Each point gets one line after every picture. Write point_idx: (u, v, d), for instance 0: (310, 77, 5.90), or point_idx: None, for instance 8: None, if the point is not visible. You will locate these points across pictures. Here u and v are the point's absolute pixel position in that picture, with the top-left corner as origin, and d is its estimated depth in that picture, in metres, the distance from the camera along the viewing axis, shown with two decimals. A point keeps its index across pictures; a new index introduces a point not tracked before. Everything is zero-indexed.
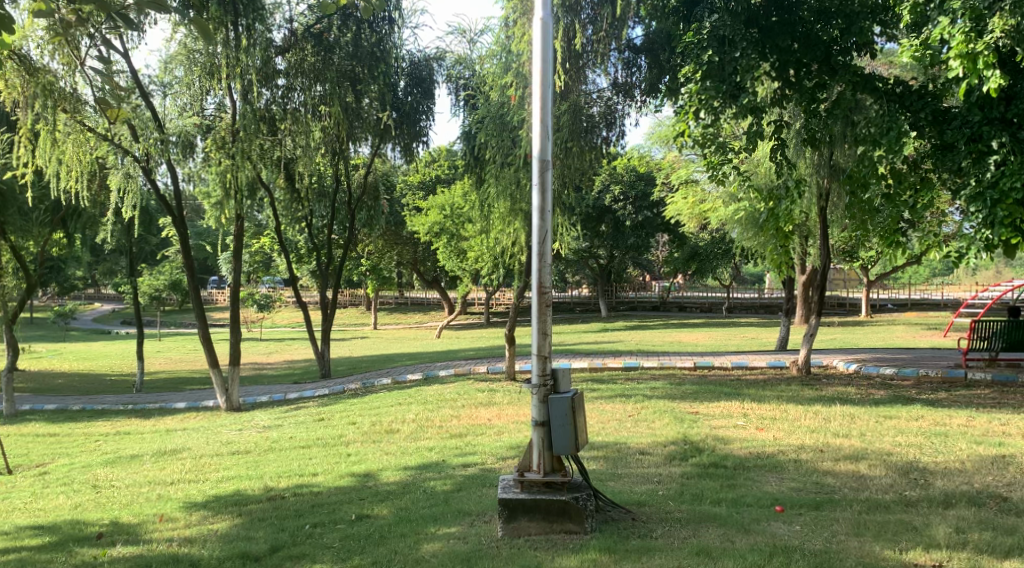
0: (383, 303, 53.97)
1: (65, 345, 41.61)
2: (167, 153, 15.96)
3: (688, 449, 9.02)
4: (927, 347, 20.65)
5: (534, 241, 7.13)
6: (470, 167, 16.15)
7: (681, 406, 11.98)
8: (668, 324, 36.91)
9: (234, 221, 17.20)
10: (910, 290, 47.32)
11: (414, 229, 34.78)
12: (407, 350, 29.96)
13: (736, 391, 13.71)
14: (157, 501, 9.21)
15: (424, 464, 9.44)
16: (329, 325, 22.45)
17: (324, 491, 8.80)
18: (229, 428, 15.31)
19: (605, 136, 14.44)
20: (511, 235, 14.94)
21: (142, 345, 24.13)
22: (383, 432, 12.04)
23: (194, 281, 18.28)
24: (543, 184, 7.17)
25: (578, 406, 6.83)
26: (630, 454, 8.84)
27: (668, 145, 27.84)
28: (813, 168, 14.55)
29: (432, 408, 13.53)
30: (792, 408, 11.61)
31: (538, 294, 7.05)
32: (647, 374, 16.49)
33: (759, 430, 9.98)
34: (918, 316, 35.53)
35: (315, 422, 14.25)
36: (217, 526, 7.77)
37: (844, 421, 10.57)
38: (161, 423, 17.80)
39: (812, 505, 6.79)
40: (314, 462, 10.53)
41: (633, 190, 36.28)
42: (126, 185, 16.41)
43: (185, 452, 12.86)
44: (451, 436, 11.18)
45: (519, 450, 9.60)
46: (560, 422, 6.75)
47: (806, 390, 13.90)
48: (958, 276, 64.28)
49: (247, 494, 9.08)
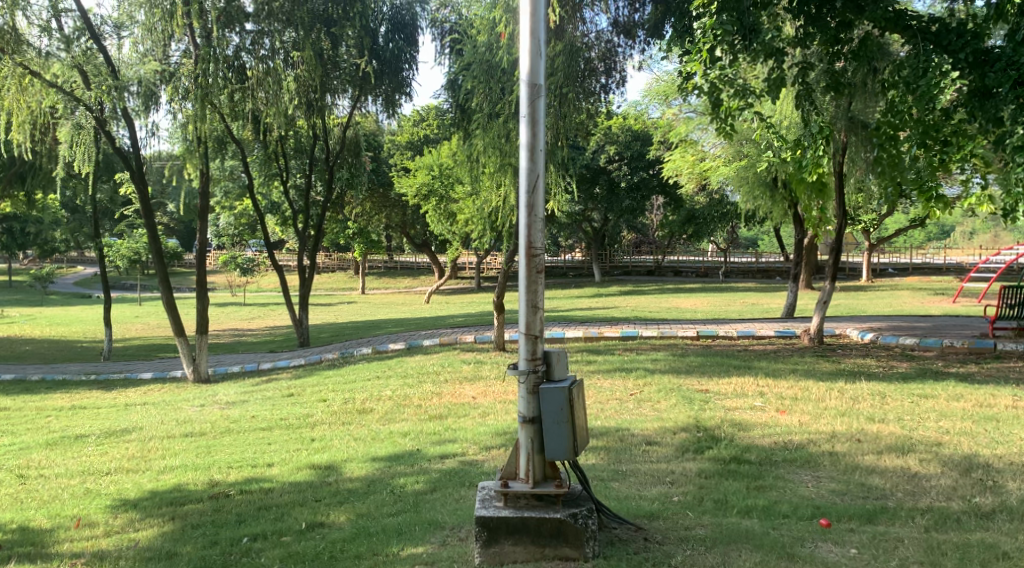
0: (372, 268, 52.49)
1: (39, 309, 40.20)
2: (122, 99, 14.35)
3: (701, 437, 7.73)
4: (944, 314, 19.35)
5: (521, 189, 5.78)
6: (455, 118, 14.70)
7: (688, 382, 10.68)
8: (664, 289, 35.67)
9: (201, 177, 15.73)
10: (912, 252, 46.03)
11: (401, 191, 33.30)
12: (393, 316, 28.66)
13: (746, 363, 12.45)
14: (83, 498, 7.94)
15: (395, 455, 8.14)
16: (306, 290, 21.04)
17: (277, 488, 7.52)
18: (191, 403, 14.03)
19: (603, 82, 13.02)
20: (499, 191, 13.65)
21: (109, 311, 22.71)
22: (354, 412, 10.74)
23: (156, 244, 16.83)
24: (535, 120, 5.78)
25: (576, 398, 5.54)
26: (634, 445, 7.55)
27: (667, 101, 26.38)
28: (836, 118, 13.19)
29: (411, 383, 12.22)
30: (813, 385, 10.35)
31: (526, 260, 5.72)
32: (646, 345, 15.21)
33: (779, 414, 8.70)
34: (921, 281, 34.31)
35: (282, 398, 12.94)
36: (141, 537, 6.53)
37: (875, 402, 9.28)
38: (121, 396, 16.49)
39: (864, 517, 5.55)
40: (272, 449, 9.23)
41: (629, 150, 34.86)
42: (79, 138, 14.89)
43: (134, 433, 11.56)
44: (430, 417, 9.88)
45: (506, 438, 8.28)
46: (554, 420, 5.47)
47: (822, 363, 12.63)
48: (954, 240, 63.31)
49: (188, 490, 7.82)
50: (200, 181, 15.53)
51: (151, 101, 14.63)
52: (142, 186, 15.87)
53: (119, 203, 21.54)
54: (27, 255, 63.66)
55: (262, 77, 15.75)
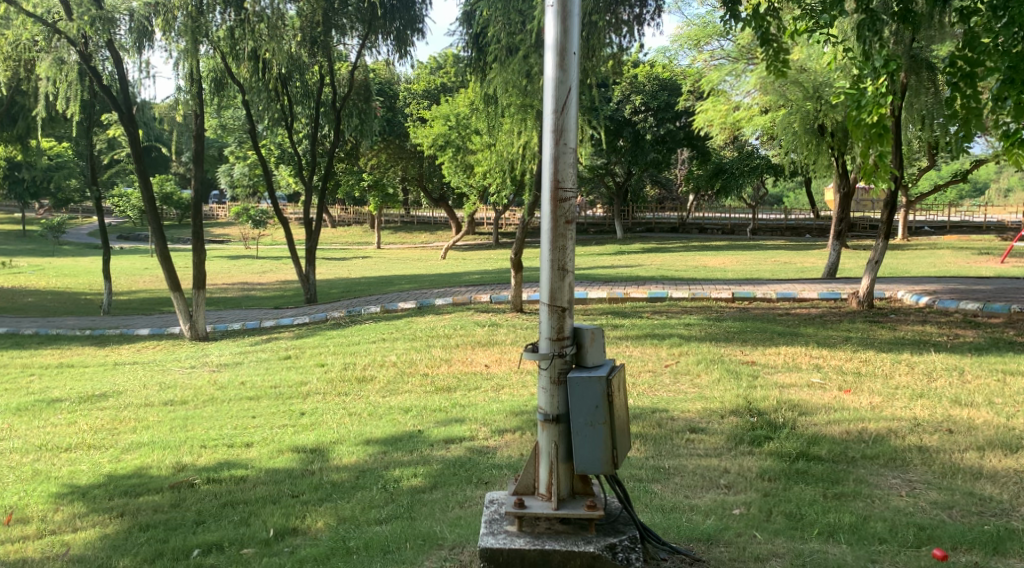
0: (388, 222, 51.38)
1: (50, 260, 39.29)
2: (108, 32, 13.10)
3: (756, 423, 6.47)
4: (999, 276, 17.88)
5: (547, 110, 4.52)
6: (469, 55, 13.22)
7: (731, 352, 9.40)
8: (689, 246, 34.25)
9: (195, 120, 14.56)
10: (949, 208, 44.20)
11: (418, 142, 31.91)
12: (408, 272, 27.47)
13: (792, 330, 11.14)
14: (27, 483, 6.78)
15: (394, 436, 6.94)
16: (313, 244, 19.79)
17: (251, 477, 6.37)
18: (181, 364, 12.86)
19: (635, 12, 11.49)
20: (520, 138, 12.32)
21: (107, 263, 21.54)
22: (353, 381, 9.54)
23: (148, 191, 15.60)
24: (566, 14, 4.48)
25: (616, 393, 4.39)
26: (676, 433, 6.31)
27: (699, 47, 24.91)
28: (898, 52, 11.60)
29: (419, 347, 11.00)
30: (875, 358, 9.05)
31: (552, 206, 4.49)
32: (678, 306, 13.91)
33: (843, 394, 7.43)
34: (959, 240, 32.64)
35: (278, 361, 11.75)
36: (77, 540, 5.43)
37: (954, 379, 7.96)
38: (112, 354, 15.36)
39: (987, 547, 4.41)
40: (254, 425, 8.04)
41: (655, 100, 33.05)
42: (62, 75, 13.72)
43: (111, 399, 10.40)
44: (437, 389, 8.69)
45: (523, 419, 7.03)
46: (585, 420, 4.35)
47: (878, 330, 11.26)
48: (987, 198, 61.23)
49: (149, 475, 6.67)
50: (193, 127, 14.40)
51: (145, 39, 13.57)
52: (135, 134, 14.64)
53: (115, 150, 20.35)
54: (42, 205, 62.91)
55: (263, 12, 14.32)
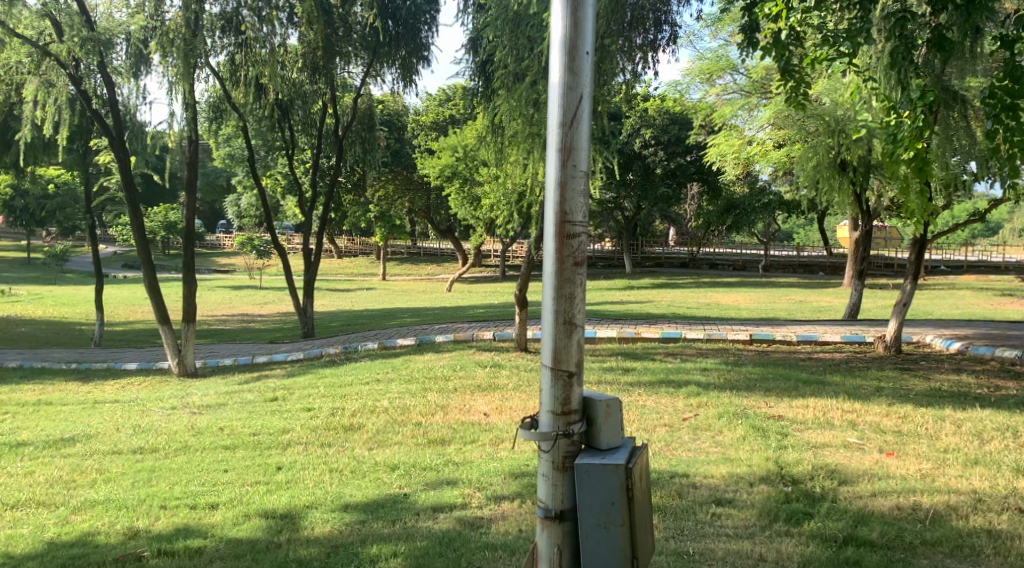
0: (395, 253, 50.64)
1: (50, 289, 38.47)
2: (99, 54, 12.41)
3: (791, 494, 5.62)
4: None
5: (554, 122, 4.16)
6: (476, 83, 12.48)
7: (754, 403, 8.55)
8: (699, 283, 33.42)
9: (188, 149, 13.91)
10: (966, 246, 43.24)
11: (424, 173, 31.19)
12: (411, 305, 26.62)
13: (818, 378, 10.27)
14: None
15: (376, 502, 6.12)
16: (310, 276, 18.99)
17: (208, 550, 5.59)
18: (161, 404, 12.00)
19: (650, 36, 10.71)
20: (525, 168, 11.50)
21: (99, 293, 20.73)
22: (340, 429, 8.70)
23: (138, 220, 14.88)
24: (577, 10, 4.12)
25: (634, 488, 4.16)
26: (699, 505, 5.49)
27: (712, 80, 24.18)
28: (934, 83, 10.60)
29: (414, 391, 10.15)
30: (914, 412, 8.19)
31: (558, 242, 4.13)
32: (692, 348, 13.06)
33: (886, 457, 6.58)
34: (980, 280, 31.78)
35: (263, 403, 10.90)
36: None
37: (1009, 441, 7.08)
38: (94, 390, 14.52)
39: None
40: (224, 480, 7.21)
41: (666, 135, 32.43)
42: (52, 100, 13.00)
43: (79, 443, 9.55)
44: (430, 442, 7.85)
45: (524, 484, 6.23)
46: (600, 521, 4.11)
47: (911, 379, 10.38)
48: (1001, 238, 60.23)
49: (96, 542, 5.89)
50: (187, 156, 13.75)
51: (141, 64, 12.88)
52: (126, 162, 13.96)
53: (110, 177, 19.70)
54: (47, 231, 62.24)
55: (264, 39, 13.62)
